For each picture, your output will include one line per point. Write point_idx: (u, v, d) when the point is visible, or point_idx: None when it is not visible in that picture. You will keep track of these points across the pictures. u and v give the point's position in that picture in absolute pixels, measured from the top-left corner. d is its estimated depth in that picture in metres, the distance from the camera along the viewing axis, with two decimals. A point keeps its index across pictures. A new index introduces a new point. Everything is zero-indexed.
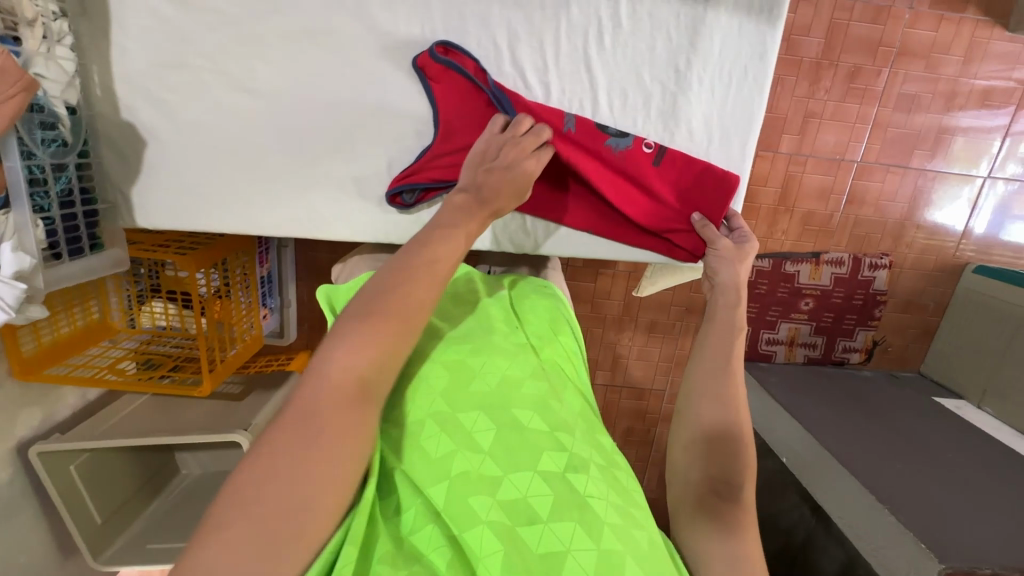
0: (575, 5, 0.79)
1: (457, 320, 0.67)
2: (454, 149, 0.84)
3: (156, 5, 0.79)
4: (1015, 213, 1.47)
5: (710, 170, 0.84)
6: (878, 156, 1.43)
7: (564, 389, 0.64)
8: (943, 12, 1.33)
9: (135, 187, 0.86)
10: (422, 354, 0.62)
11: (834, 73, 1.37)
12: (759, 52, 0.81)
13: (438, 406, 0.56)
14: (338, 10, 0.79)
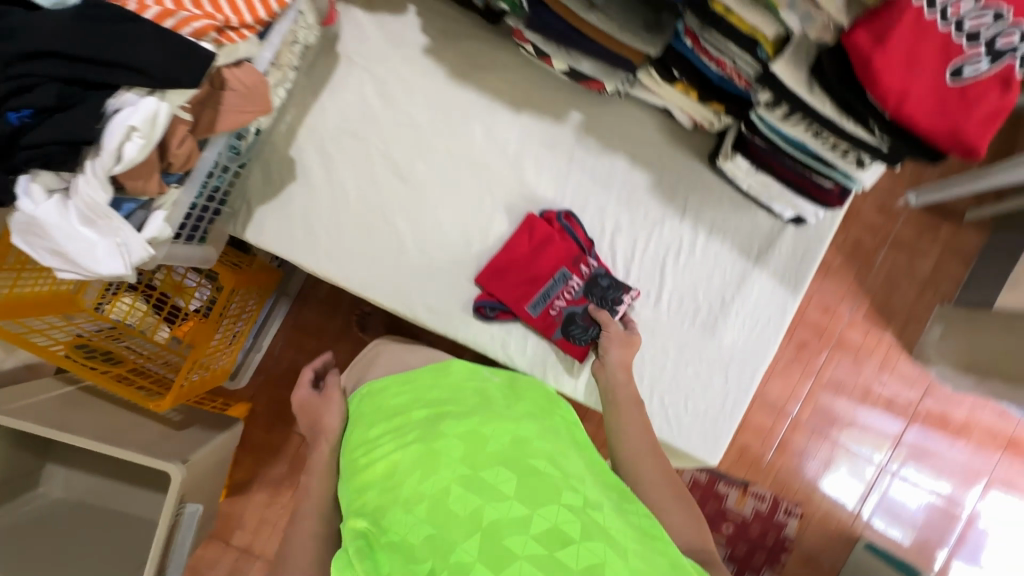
0: (668, 226, 1.04)
1: (464, 403, 0.74)
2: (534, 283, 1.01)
3: (366, 92, 0.96)
4: (890, 512, 1.70)
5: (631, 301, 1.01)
6: (807, 418, 1.72)
7: (569, 450, 0.68)
8: (871, 326, 1.73)
9: (260, 205, 0.95)
10: (437, 432, 0.67)
11: (788, 339, 1.72)
12: (782, 310, 1.06)
13: (459, 470, 0.61)
14: (499, 154, 1.00)
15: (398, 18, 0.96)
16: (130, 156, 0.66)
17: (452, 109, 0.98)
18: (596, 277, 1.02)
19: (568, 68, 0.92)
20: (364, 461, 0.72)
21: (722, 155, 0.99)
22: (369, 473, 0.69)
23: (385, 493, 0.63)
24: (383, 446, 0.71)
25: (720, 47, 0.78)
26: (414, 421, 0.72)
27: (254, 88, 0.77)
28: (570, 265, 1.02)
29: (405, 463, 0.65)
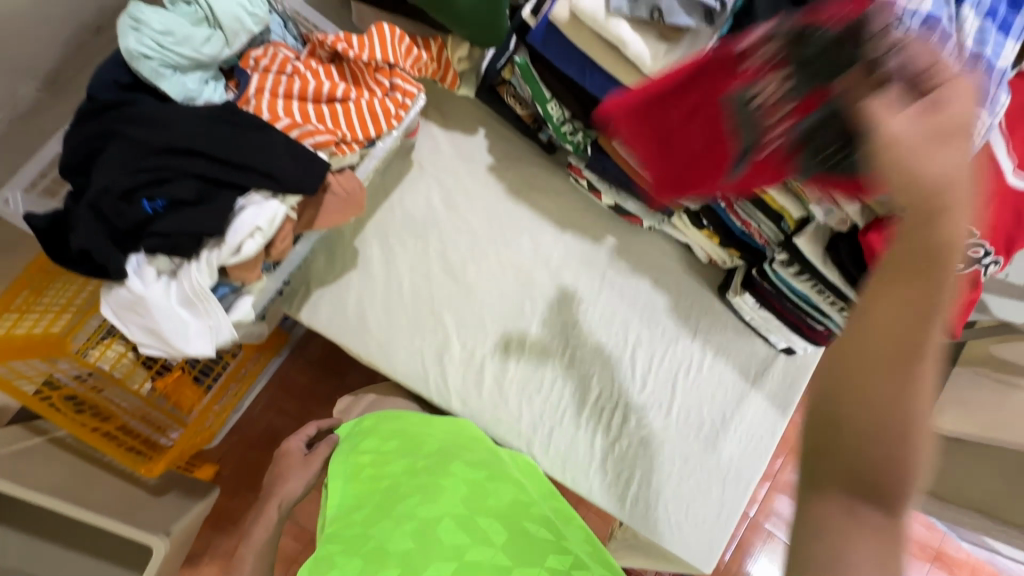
0: (681, 344, 1.16)
1: (479, 458, 0.88)
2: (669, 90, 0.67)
3: (432, 198, 1.06)
4: None
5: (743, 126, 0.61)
6: None
7: (551, 513, 0.82)
8: None
9: (319, 287, 1.00)
10: (449, 475, 0.81)
11: None
12: (772, 430, 1.18)
13: (457, 510, 0.74)
14: (543, 265, 1.11)
15: (469, 138, 1.08)
16: (247, 252, 0.71)
17: (506, 220, 1.09)
18: (812, 36, 0.51)
19: (613, 203, 1.07)
20: (372, 470, 0.87)
21: (731, 290, 1.14)
22: (372, 482, 0.85)
23: (385, 508, 0.78)
24: (394, 471, 0.85)
25: (749, 214, 0.95)
26: (428, 455, 0.87)
27: (352, 193, 0.83)
28: (741, 77, 0.59)
29: (411, 490, 0.79)
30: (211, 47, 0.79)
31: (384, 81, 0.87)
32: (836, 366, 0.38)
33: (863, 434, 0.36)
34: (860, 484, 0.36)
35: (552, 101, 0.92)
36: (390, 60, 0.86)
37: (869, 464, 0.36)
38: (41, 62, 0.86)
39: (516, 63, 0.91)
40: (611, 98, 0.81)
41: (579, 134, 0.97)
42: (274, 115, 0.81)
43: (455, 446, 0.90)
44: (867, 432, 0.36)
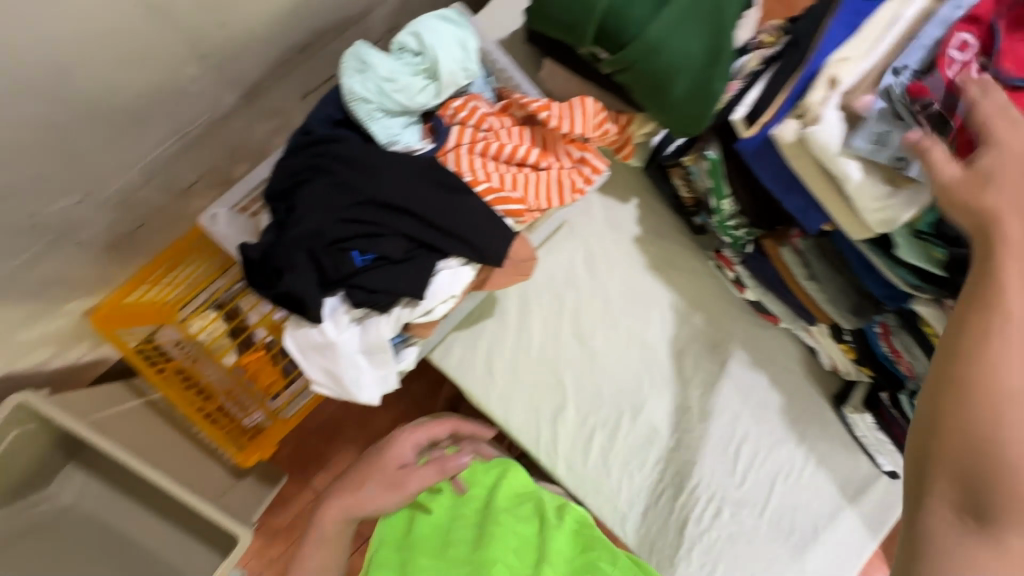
0: (784, 449, 1.14)
1: (521, 499, 0.99)
2: None
3: (573, 261, 1.06)
4: None
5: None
6: None
7: (587, 551, 0.93)
8: None
9: (454, 330, 1.03)
10: (495, 520, 0.95)
11: None
12: (863, 553, 1.13)
13: (508, 559, 0.91)
14: (670, 345, 1.10)
15: (623, 206, 1.08)
16: (438, 314, 0.75)
17: (644, 296, 1.09)
18: None
19: (755, 298, 1.06)
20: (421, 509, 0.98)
21: (850, 405, 1.11)
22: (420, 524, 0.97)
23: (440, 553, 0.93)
24: (439, 511, 0.98)
25: (906, 347, 0.92)
26: (473, 499, 0.98)
27: (526, 261, 0.82)
28: None
29: (463, 535, 0.95)
30: (421, 96, 0.80)
31: (574, 151, 0.87)
32: (956, 378, 0.50)
33: (983, 465, 0.48)
34: (967, 495, 0.48)
35: (727, 198, 0.92)
36: (585, 133, 0.85)
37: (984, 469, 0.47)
38: (254, 71, 0.89)
39: (704, 158, 0.91)
40: (809, 221, 0.80)
41: (742, 231, 0.96)
42: (471, 174, 0.82)
43: (493, 487, 0.99)
44: (984, 459, 0.48)
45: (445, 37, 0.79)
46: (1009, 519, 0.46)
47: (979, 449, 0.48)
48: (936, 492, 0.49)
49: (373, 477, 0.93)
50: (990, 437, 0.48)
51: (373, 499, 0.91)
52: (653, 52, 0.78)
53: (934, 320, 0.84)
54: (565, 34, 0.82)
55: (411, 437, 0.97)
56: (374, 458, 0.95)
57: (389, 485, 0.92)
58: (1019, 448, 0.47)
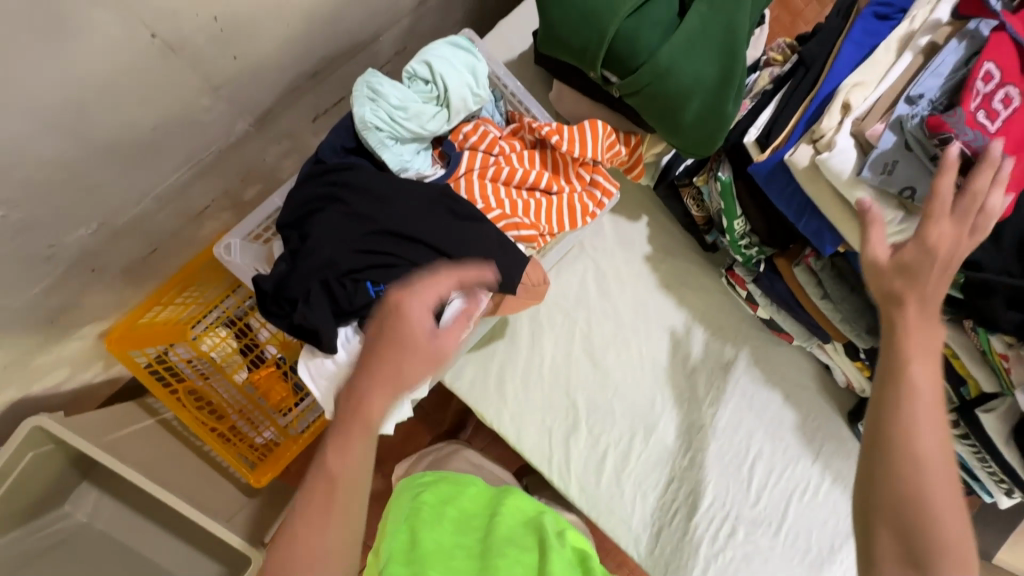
0: (800, 466, 1.11)
1: (519, 530, 0.85)
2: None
3: (584, 281, 1.06)
4: None
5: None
6: None
7: None
8: None
9: (465, 352, 1.03)
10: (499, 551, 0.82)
11: None
12: None
13: None
14: (682, 363, 1.09)
15: (633, 224, 1.07)
16: (450, 342, 0.76)
17: (655, 312, 1.08)
18: None
19: (767, 317, 1.04)
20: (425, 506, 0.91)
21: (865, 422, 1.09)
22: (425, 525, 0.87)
23: None
24: (438, 537, 0.85)
25: None
26: (478, 526, 0.88)
27: (537, 285, 0.82)
28: None
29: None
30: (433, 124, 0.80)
31: (585, 174, 0.87)
32: (879, 456, 0.52)
33: (917, 523, 0.49)
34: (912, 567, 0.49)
35: (740, 218, 0.91)
36: (595, 156, 0.85)
37: (924, 534, 0.49)
38: (265, 98, 0.89)
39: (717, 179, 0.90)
40: (823, 244, 0.79)
41: (754, 250, 0.95)
42: (483, 201, 0.82)
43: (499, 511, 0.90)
44: (918, 524, 0.49)
45: (455, 64, 0.80)
46: (942, 565, 0.48)
47: (912, 521, 0.50)
48: (881, 543, 0.51)
49: (396, 353, 0.55)
50: (907, 503, 0.50)
51: (405, 377, 0.54)
52: (664, 76, 0.78)
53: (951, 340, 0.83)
54: (575, 55, 0.81)
55: (426, 293, 0.60)
56: (383, 327, 0.58)
57: (411, 351, 0.55)
58: (941, 505, 0.49)
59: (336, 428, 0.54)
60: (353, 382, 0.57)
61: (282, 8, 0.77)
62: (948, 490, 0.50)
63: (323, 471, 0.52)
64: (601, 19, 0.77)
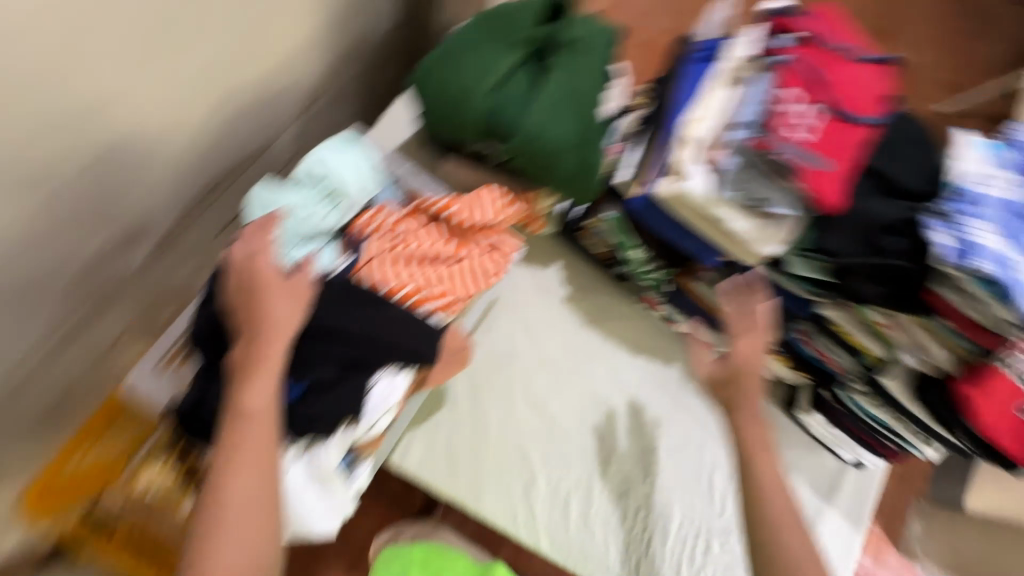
0: None
1: None
2: (839, 84, 0.79)
3: (512, 333, 1.10)
4: None
5: (840, 93, 0.78)
6: None
7: None
8: None
9: (410, 430, 1.03)
10: None
11: None
12: (850, 548, 1.17)
13: None
14: (620, 391, 1.13)
15: (545, 271, 1.13)
16: (382, 426, 0.78)
17: (584, 348, 1.12)
18: None
19: (688, 330, 1.10)
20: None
21: (800, 408, 1.16)
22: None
23: None
24: None
25: (830, 349, 0.98)
26: None
27: (458, 351, 0.87)
28: None
29: None
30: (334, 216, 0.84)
31: (485, 238, 0.92)
32: (760, 507, 0.89)
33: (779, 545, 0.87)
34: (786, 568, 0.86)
35: (635, 247, 0.99)
36: (491, 220, 0.91)
37: (782, 545, 0.87)
38: (162, 221, 0.90)
39: (608, 218, 0.97)
40: (706, 257, 0.87)
41: (657, 273, 1.03)
42: (390, 282, 0.85)
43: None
44: (782, 537, 0.87)
45: (344, 159, 0.85)
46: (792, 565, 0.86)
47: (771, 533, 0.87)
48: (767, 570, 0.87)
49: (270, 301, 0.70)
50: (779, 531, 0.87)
51: (286, 324, 0.70)
52: (537, 137, 0.85)
53: (843, 319, 0.92)
54: (457, 133, 0.89)
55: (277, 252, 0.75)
56: (246, 285, 0.72)
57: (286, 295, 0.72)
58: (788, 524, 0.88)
59: (239, 377, 0.68)
60: (242, 341, 0.71)
61: (162, 136, 0.81)
62: (784, 511, 0.88)
63: (236, 410, 0.66)
64: (470, 101, 0.85)
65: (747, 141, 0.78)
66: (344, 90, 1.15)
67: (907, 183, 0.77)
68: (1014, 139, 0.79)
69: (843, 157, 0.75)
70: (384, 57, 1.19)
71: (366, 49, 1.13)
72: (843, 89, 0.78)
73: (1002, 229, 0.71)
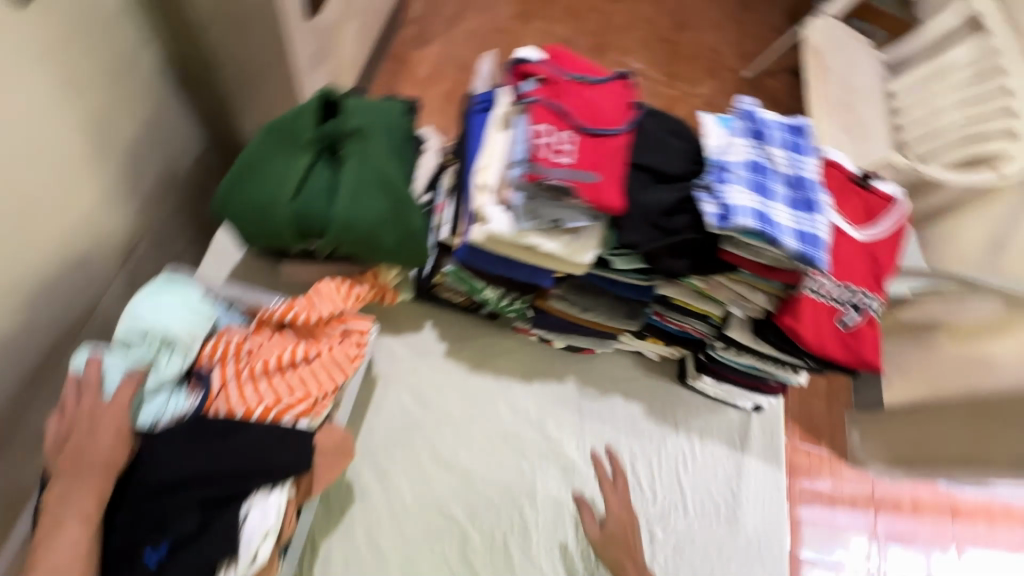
0: (669, 442, 1.25)
1: None
2: (585, 100, 0.85)
3: (405, 404, 1.11)
4: None
5: (588, 106, 0.85)
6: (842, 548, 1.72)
7: None
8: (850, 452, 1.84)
9: (328, 538, 1.00)
10: None
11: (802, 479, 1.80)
12: (777, 485, 1.26)
13: None
14: (526, 423, 1.17)
15: (420, 335, 1.16)
16: (264, 555, 0.74)
17: (478, 394, 1.16)
18: None
19: (565, 343, 1.17)
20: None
21: (690, 376, 1.26)
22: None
23: None
24: None
25: (682, 320, 1.08)
26: None
27: (340, 445, 0.86)
28: None
29: None
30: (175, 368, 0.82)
31: (336, 328, 0.94)
32: None
33: None
34: None
35: (486, 288, 1.04)
36: (336, 309, 0.94)
37: None
38: None
39: (447, 271, 1.02)
40: (540, 280, 0.94)
41: (516, 303, 1.09)
42: (248, 404, 0.84)
43: None
44: None
45: (168, 306, 0.84)
46: None
47: None
48: None
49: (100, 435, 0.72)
50: None
51: (112, 459, 0.72)
52: (349, 225, 0.89)
53: (676, 293, 1.01)
54: (276, 242, 0.91)
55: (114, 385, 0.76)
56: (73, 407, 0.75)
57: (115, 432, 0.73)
58: None
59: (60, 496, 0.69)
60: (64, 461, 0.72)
61: None
62: None
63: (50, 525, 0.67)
64: (275, 212, 0.88)
65: (522, 177, 0.81)
66: (164, 224, 1.10)
67: (670, 168, 0.87)
68: (740, 107, 0.92)
69: (605, 166, 0.82)
70: (198, 179, 1.16)
71: (177, 180, 1.10)
72: (589, 105, 0.85)
73: (750, 187, 0.83)
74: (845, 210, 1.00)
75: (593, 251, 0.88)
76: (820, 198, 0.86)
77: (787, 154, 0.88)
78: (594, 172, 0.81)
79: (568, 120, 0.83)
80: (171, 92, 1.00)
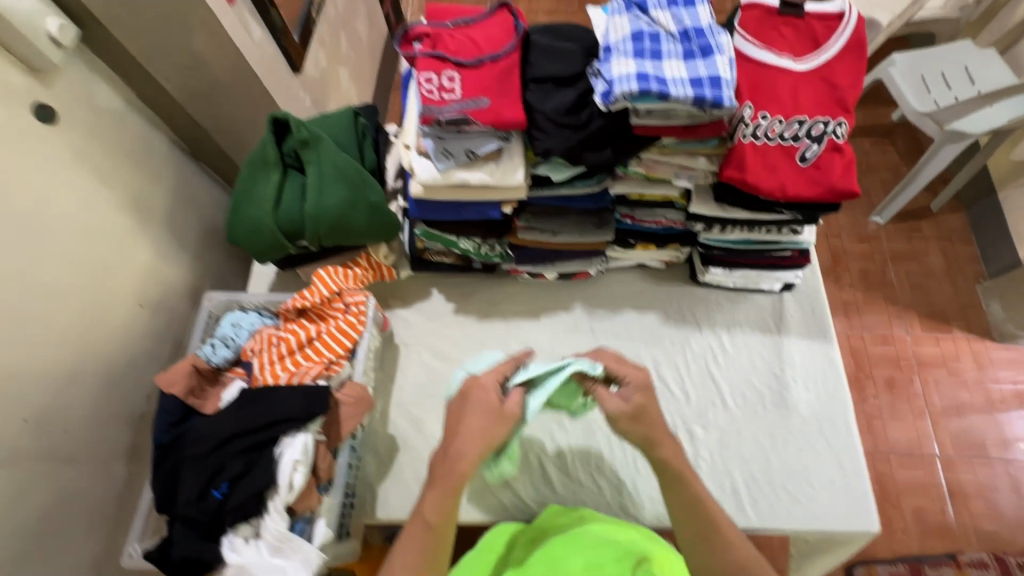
0: (694, 342, 1.21)
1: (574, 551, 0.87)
2: (464, 40, 0.94)
3: (428, 362, 1.23)
4: None
5: (468, 43, 0.93)
6: (967, 451, 1.67)
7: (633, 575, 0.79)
8: (971, 336, 1.81)
9: (380, 483, 1.11)
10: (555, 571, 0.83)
11: (911, 382, 1.76)
12: (830, 359, 1.17)
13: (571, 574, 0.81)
14: (543, 355, 1.23)
15: (428, 301, 1.29)
16: (298, 483, 0.88)
17: (492, 341, 1.25)
18: None
19: (555, 271, 1.22)
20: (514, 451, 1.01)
21: (700, 272, 1.22)
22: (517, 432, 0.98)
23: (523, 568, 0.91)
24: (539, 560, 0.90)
25: (652, 214, 1.08)
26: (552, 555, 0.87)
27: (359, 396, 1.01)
28: None
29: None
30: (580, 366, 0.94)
31: (340, 305, 1.11)
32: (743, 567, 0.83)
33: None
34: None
35: (459, 240, 1.14)
36: (335, 289, 1.11)
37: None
38: (124, 437, 1.10)
39: (420, 234, 1.15)
40: (489, 213, 1.03)
41: (494, 246, 1.17)
42: (278, 377, 1.04)
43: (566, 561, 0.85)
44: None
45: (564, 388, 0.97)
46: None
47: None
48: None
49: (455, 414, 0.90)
50: None
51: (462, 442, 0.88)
52: (319, 216, 1.07)
53: (629, 188, 1.01)
54: (272, 248, 1.11)
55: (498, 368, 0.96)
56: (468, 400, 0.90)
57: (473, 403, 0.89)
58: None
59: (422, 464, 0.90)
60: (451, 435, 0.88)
61: (77, 376, 1.00)
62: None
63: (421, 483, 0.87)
64: (264, 225, 1.09)
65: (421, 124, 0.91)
66: (217, 265, 1.38)
67: (562, 70, 0.92)
68: None
69: (494, 88, 0.90)
70: None
71: (215, 229, 1.37)
72: (470, 43, 0.93)
73: (634, 56, 0.83)
74: (781, 45, 0.93)
75: (522, 170, 0.95)
76: (716, 43, 0.85)
77: (671, 14, 0.88)
78: (482, 98, 0.89)
79: (450, 60, 0.92)
80: (186, 165, 1.28)
